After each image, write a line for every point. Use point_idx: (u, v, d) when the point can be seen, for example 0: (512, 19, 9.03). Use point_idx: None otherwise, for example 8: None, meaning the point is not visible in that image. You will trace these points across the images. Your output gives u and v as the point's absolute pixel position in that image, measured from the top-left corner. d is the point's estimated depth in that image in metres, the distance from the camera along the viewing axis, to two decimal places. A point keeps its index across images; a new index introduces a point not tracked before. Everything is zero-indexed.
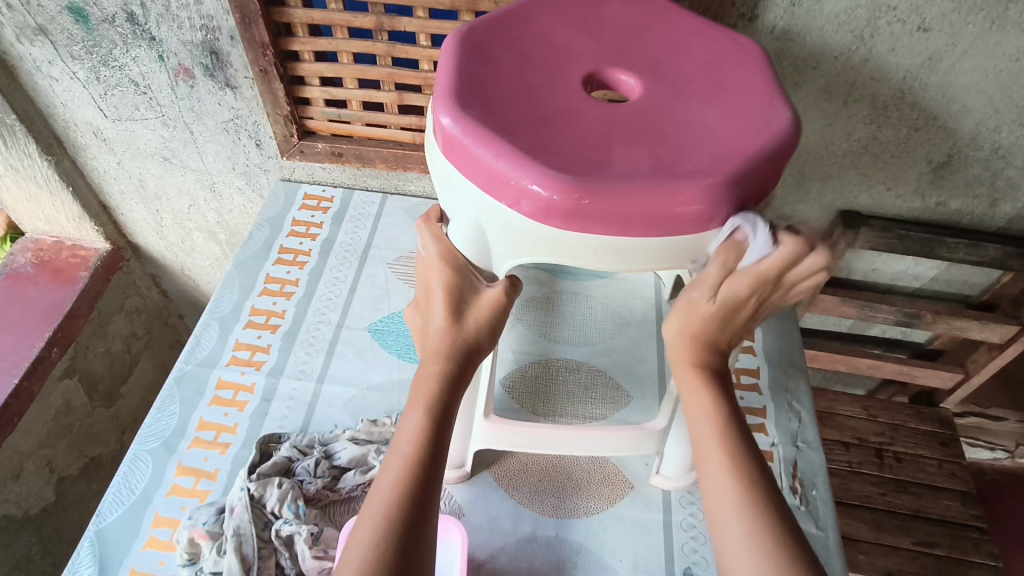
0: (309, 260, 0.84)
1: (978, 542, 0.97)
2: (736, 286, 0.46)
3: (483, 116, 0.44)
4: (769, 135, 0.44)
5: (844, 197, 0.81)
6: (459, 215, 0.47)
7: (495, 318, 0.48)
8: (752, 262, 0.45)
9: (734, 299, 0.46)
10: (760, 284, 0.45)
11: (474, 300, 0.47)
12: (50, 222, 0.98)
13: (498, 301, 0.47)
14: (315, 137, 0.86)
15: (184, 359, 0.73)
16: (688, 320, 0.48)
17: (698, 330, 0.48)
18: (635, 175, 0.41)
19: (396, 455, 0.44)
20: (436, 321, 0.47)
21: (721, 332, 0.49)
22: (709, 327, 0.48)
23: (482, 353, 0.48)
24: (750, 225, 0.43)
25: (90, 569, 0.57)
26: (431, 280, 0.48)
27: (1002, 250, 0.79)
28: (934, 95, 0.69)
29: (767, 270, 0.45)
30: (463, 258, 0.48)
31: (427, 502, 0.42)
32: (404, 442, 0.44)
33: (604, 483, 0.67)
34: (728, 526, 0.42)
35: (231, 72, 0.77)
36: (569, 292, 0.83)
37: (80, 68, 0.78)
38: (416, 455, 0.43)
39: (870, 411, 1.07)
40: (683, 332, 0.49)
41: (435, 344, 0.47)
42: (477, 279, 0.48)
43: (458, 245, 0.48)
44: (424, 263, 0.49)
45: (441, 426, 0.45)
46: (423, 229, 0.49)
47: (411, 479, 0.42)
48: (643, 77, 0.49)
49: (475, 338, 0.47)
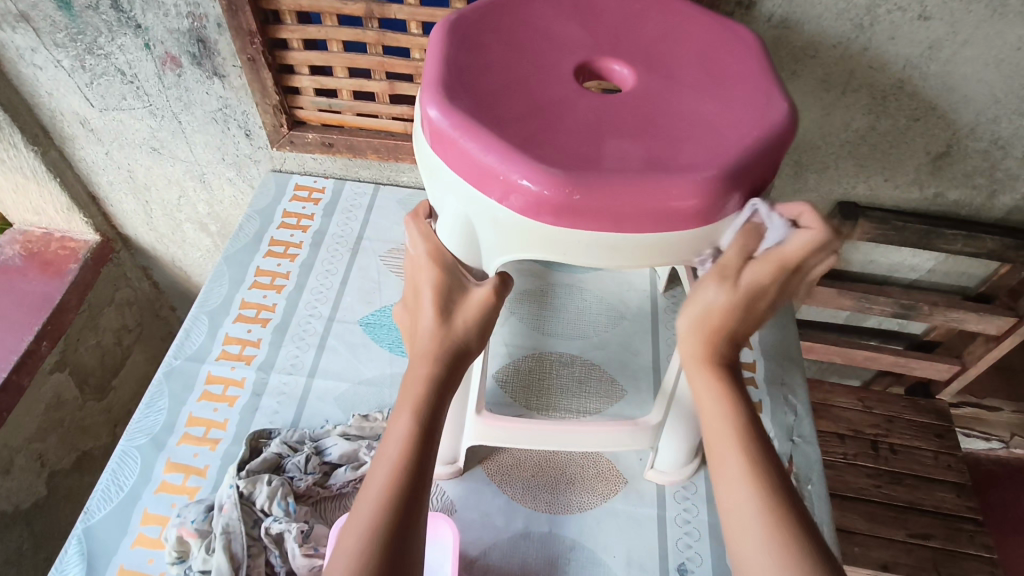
0: (300, 252, 0.83)
1: (972, 534, 0.97)
2: (757, 272, 0.45)
3: (471, 108, 0.43)
4: (765, 128, 0.43)
5: (842, 188, 0.80)
6: (445, 213, 0.47)
7: (484, 318, 0.47)
8: (773, 246, 0.44)
9: (755, 286, 0.45)
10: (781, 270, 0.44)
11: (462, 300, 0.47)
12: (37, 214, 0.96)
13: (487, 301, 0.47)
14: (305, 127, 0.84)
15: (173, 354, 0.72)
16: (703, 314, 0.47)
17: (716, 323, 0.47)
18: (627, 169, 0.40)
19: (384, 460, 0.43)
20: (425, 320, 0.47)
21: (739, 325, 0.47)
22: (726, 320, 0.46)
23: (471, 354, 0.48)
24: (767, 207, 0.43)
25: (78, 567, 0.57)
26: (420, 279, 0.48)
27: (1001, 241, 0.78)
28: (933, 84, 0.67)
29: (789, 255, 0.44)
30: (451, 257, 0.48)
31: (414, 508, 0.41)
32: (390, 446, 0.43)
33: (598, 478, 0.66)
34: (746, 527, 0.41)
35: (219, 60, 0.76)
36: (563, 284, 0.82)
37: (64, 57, 0.76)
38: (403, 460, 0.42)
39: (866, 403, 1.07)
40: (700, 322, 0.47)
41: (424, 343, 0.47)
42: (466, 279, 0.47)
43: (446, 244, 0.48)
44: (414, 262, 0.49)
45: (430, 428, 0.44)
46: (411, 226, 0.50)
47: (397, 487, 0.41)
48: (636, 67, 0.48)
49: (465, 338, 0.47)
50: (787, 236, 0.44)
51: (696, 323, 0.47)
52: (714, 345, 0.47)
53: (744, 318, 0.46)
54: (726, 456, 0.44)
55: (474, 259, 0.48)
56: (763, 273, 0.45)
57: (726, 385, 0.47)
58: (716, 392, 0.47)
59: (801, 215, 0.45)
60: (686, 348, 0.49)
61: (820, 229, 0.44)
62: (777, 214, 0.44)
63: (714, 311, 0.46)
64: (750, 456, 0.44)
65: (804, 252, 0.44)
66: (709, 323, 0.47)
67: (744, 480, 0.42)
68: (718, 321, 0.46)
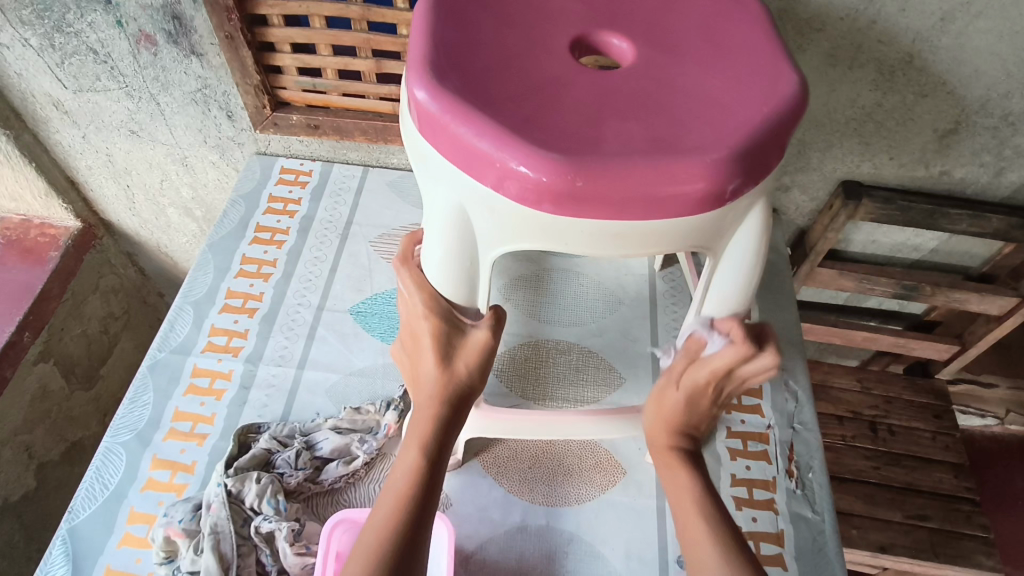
0: (287, 239, 0.80)
1: (970, 515, 0.96)
2: (696, 376, 0.51)
3: (462, 89, 0.40)
4: (774, 103, 0.41)
5: (846, 167, 0.77)
6: (432, 253, 0.46)
7: (484, 360, 0.48)
8: (707, 358, 0.50)
9: (695, 388, 0.51)
10: (714, 376, 0.50)
11: (462, 344, 0.47)
12: (14, 200, 0.92)
13: (486, 344, 0.47)
14: (289, 109, 0.81)
15: (158, 346, 0.70)
16: (659, 410, 0.53)
17: (669, 414, 0.53)
18: (630, 152, 0.38)
19: (390, 492, 0.44)
20: (427, 365, 0.48)
21: (691, 418, 0.53)
22: (680, 414, 0.52)
23: (474, 394, 0.48)
24: (707, 324, 0.50)
25: (63, 569, 0.55)
26: (418, 327, 0.48)
27: (1007, 221, 0.76)
28: (943, 58, 0.65)
29: (719, 366, 0.50)
30: (446, 302, 0.48)
31: (420, 535, 0.42)
32: (398, 480, 0.44)
33: (596, 468, 0.65)
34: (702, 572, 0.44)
35: (196, 38, 0.72)
36: (559, 270, 0.79)
37: (33, 35, 0.72)
38: (409, 490, 0.44)
39: (864, 384, 1.06)
40: (658, 415, 0.53)
41: (428, 389, 0.47)
42: (462, 322, 0.47)
43: (439, 289, 0.47)
44: (409, 308, 0.49)
45: (436, 464, 0.45)
46: (402, 272, 0.49)
47: (403, 517, 0.42)
48: (635, 41, 0.45)
49: (468, 380, 0.48)
50: (720, 348, 0.49)
51: (653, 414, 0.54)
52: (670, 432, 0.53)
53: (692, 413, 0.52)
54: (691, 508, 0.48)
55: (468, 300, 0.48)
56: (698, 378, 0.51)
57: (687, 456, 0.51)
58: (674, 463, 0.51)
59: (730, 330, 0.49)
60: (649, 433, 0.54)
61: (745, 345, 0.48)
62: (715, 330, 0.50)
63: (665, 407, 0.53)
64: (710, 517, 0.47)
65: (733, 364, 0.49)
66: (664, 416, 0.53)
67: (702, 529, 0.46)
68: (670, 414, 0.53)
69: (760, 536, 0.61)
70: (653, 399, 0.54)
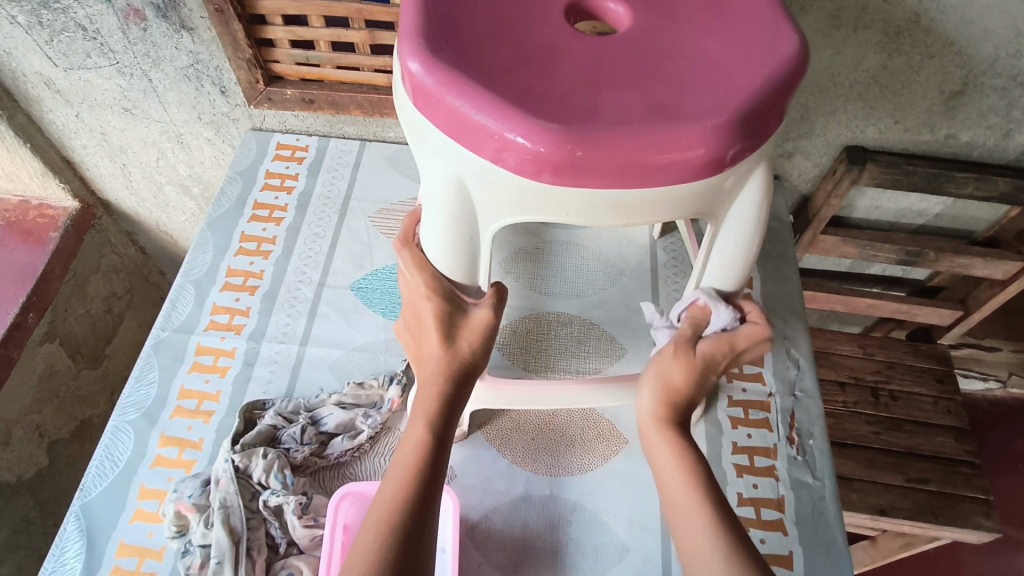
0: (286, 215, 0.79)
1: (970, 477, 0.97)
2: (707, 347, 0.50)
3: (457, 60, 0.39)
4: (775, 64, 0.40)
5: (850, 132, 0.76)
6: (432, 233, 0.46)
7: (486, 338, 0.48)
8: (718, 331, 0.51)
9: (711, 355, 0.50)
10: (732, 352, 0.51)
11: (464, 323, 0.48)
12: (11, 181, 0.92)
13: (489, 322, 0.48)
14: (283, 83, 0.80)
15: (161, 325, 0.70)
16: (665, 380, 0.49)
17: (675, 385, 0.49)
18: (629, 120, 0.37)
19: (398, 467, 0.44)
20: (431, 344, 0.48)
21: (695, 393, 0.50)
22: (686, 387, 0.49)
23: (478, 370, 0.49)
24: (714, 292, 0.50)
25: (78, 544, 0.57)
26: (420, 309, 0.48)
27: (1013, 183, 0.74)
28: (952, 18, 0.63)
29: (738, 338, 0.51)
30: (447, 281, 0.48)
31: (428, 506, 0.43)
32: (407, 455, 0.45)
33: (598, 439, 0.65)
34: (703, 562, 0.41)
35: (185, 12, 0.71)
36: (560, 242, 0.79)
37: (19, 12, 0.71)
38: (417, 466, 0.44)
39: (867, 350, 1.06)
40: (665, 385, 0.49)
41: (431, 367, 0.48)
42: (463, 301, 0.48)
43: (441, 270, 0.48)
44: (411, 289, 0.49)
45: (442, 441, 0.46)
46: (403, 255, 0.49)
47: (411, 492, 0.43)
48: (632, 5, 0.44)
49: (472, 358, 0.48)
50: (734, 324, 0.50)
51: (655, 387, 0.49)
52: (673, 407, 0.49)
53: (699, 389, 0.50)
54: (689, 514, 0.44)
55: (468, 278, 0.48)
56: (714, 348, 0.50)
57: (682, 441, 0.47)
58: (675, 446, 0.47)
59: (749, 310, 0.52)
60: (642, 406, 0.50)
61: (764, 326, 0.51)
62: (722, 305, 0.50)
63: (675, 377, 0.49)
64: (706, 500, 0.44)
65: (750, 342, 0.51)
66: (668, 385, 0.49)
67: (699, 512, 0.43)
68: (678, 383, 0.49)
69: (761, 502, 0.62)
70: (651, 367, 0.50)
